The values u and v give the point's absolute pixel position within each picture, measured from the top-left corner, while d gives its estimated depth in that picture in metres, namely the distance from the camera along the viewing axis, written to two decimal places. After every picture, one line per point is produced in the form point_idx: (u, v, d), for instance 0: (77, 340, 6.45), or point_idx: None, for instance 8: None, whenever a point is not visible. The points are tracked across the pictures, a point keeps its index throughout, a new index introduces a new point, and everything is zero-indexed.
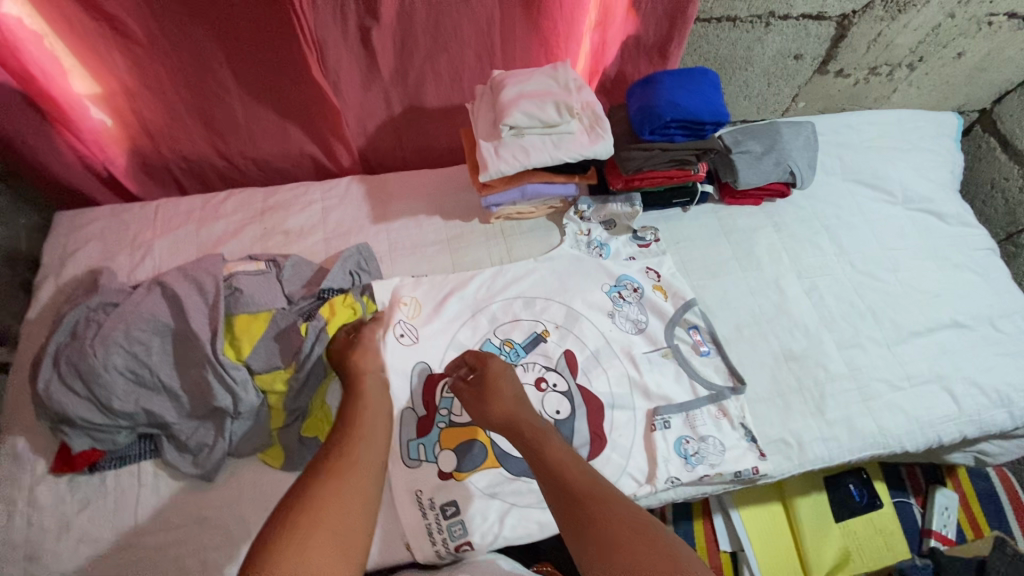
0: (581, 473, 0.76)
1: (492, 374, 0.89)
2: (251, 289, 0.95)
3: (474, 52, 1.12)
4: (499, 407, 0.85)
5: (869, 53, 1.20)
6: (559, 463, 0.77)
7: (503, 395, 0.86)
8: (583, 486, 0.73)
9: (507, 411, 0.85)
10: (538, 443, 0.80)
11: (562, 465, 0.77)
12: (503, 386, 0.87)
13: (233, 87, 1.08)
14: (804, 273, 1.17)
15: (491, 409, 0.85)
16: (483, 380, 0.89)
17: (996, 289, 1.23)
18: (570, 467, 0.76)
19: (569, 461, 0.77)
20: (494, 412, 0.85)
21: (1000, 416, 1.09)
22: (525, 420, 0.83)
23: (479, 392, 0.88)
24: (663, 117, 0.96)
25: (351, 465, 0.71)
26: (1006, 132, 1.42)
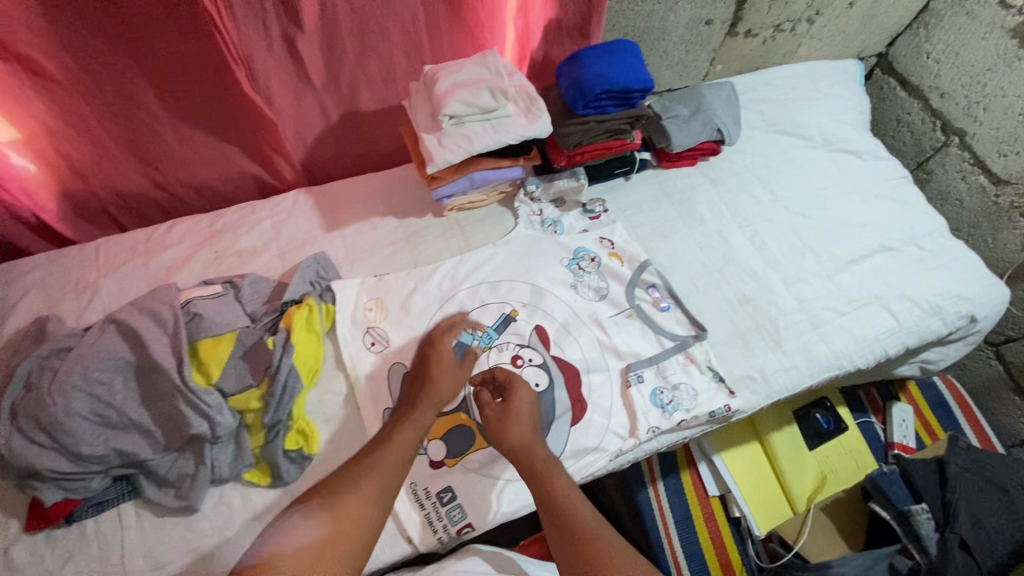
0: (585, 511, 0.76)
1: (514, 395, 0.90)
2: (212, 312, 0.94)
3: (403, 51, 1.15)
4: (517, 430, 0.86)
5: (771, 12, 1.29)
6: (568, 501, 0.77)
7: (522, 421, 0.88)
8: (587, 522, 0.74)
9: (522, 438, 0.86)
10: (547, 478, 0.80)
11: (571, 500, 0.77)
12: (522, 411, 0.89)
13: (162, 113, 1.06)
14: (744, 222, 1.26)
15: (510, 432, 0.86)
16: (507, 400, 0.90)
17: (914, 212, 1.34)
18: (576, 500, 0.77)
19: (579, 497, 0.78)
20: (513, 434, 0.86)
21: (935, 324, 1.20)
22: (540, 452, 0.84)
23: (502, 412, 0.88)
24: (593, 91, 1.00)
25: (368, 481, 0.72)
26: (903, 71, 1.55)
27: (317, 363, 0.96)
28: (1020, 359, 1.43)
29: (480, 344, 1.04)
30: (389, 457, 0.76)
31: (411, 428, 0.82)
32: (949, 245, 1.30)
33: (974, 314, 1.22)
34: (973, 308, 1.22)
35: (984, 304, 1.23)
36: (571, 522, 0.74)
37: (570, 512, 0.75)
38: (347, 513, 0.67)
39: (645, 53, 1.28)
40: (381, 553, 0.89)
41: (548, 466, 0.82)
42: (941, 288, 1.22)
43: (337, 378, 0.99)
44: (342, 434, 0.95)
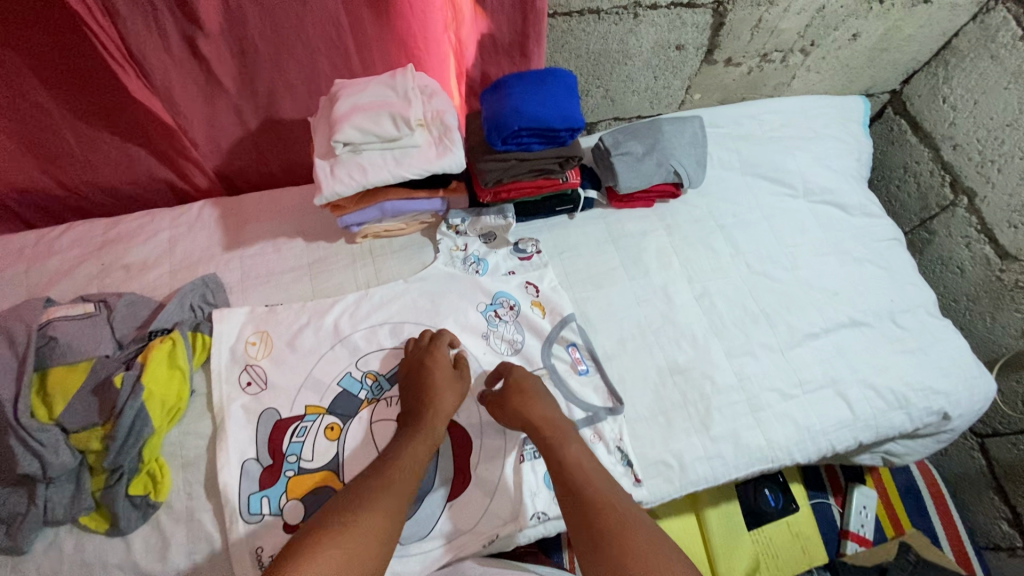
0: (602, 484, 0.78)
1: (521, 376, 0.91)
2: (70, 337, 0.87)
3: (327, 59, 1.02)
4: (530, 407, 0.86)
5: (755, 40, 1.13)
6: (585, 475, 0.78)
7: (531, 398, 0.88)
8: (605, 497, 0.75)
9: (542, 414, 0.86)
10: (559, 452, 0.81)
11: (586, 469, 0.80)
12: (529, 387, 0.89)
13: (57, 110, 0.97)
14: (694, 278, 1.12)
15: (528, 411, 0.86)
16: (511, 383, 0.90)
17: (899, 282, 1.18)
18: (593, 471, 0.79)
19: (591, 465, 0.81)
20: (528, 411, 0.86)
21: (897, 418, 1.05)
22: (554, 427, 0.85)
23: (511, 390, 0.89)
24: (509, 126, 0.88)
25: (386, 494, 0.74)
26: (916, 113, 1.36)
27: (178, 404, 0.88)
28: (1004, 457, 1.27)
29: (367, 395, 0.94)
30: (402, 471, 0.78)
31: (423, 441, 0.83)
32: (933, 324, 1.14)
33: (947, 410, 1.07)
34: (946, 403, 1.07)
35: (960, 400, 1.08)
36: (586, 489, 0.76)
37: (586, 486, 0.77)
38: (361, 527, 0.68)
39: (605, 77, 1.14)
40: None
41: (566, 436, 0.84)
42: (912, 377, 1.07)
43: (204, 418, 0.91)
44: (196, 482, 0.87)
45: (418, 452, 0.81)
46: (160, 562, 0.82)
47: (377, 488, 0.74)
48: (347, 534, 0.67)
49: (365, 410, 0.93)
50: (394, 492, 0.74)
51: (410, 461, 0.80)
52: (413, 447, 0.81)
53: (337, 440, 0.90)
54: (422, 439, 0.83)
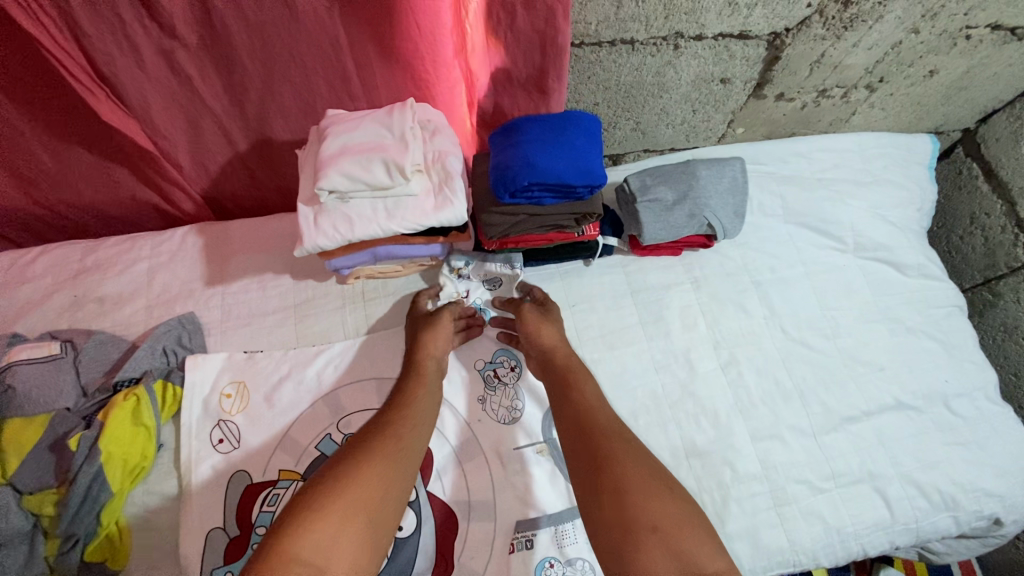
0: (607, 415, 0.76)
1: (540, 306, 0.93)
2: (29, 385, 0.80)
3: (325, 81, 0.90)
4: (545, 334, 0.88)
5: (814, 75, 0.98)
6: (590, 415, 0.75)
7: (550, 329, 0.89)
8: (609, 430, 0.72)
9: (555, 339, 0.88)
10: (573, 384, 0.81)
11: (594, 406, 0.77)
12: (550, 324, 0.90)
13: (29, 132, 0.88)
14: (721, 343, 1.00)
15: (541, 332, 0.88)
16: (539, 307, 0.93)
17: (955, 358, 1.04)
18: (598, 406, 0.77)
19: (598, 402, 0.78)
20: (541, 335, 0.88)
21: (942, 522, 0.92)
22: (563, 355, 0.86)
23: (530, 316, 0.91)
24: (518, 181, 0.76)
25: (387, 438, 0.71)
26: (991, 158, 1.19)
27: (142, 462, 0.81)
28: None
29: None
30: (404, 416, 0.75)
31: (423, 389, 0.81)
32: (992, 412, 1.00)
33: (1000, 516, 0.94)
34: (1000, 508, 0.94)
35: (1016, 505, 0.95)
36: (591, 424, 0.74)
37: (589, 417, 0.75)
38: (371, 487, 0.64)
39: (636, 110, 1.00)
40: None
41: (579, 375, 0.82)
42: (962, 475, 0.94)
43: (171, 477, 0.84)
44: (158, 549, 0.80)
45: (418, 398, 0.79)
46: None
47: (381, 437, 0.71)
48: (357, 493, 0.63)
49: None
50: (398, 443, 0.71)
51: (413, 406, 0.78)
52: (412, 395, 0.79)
53: None
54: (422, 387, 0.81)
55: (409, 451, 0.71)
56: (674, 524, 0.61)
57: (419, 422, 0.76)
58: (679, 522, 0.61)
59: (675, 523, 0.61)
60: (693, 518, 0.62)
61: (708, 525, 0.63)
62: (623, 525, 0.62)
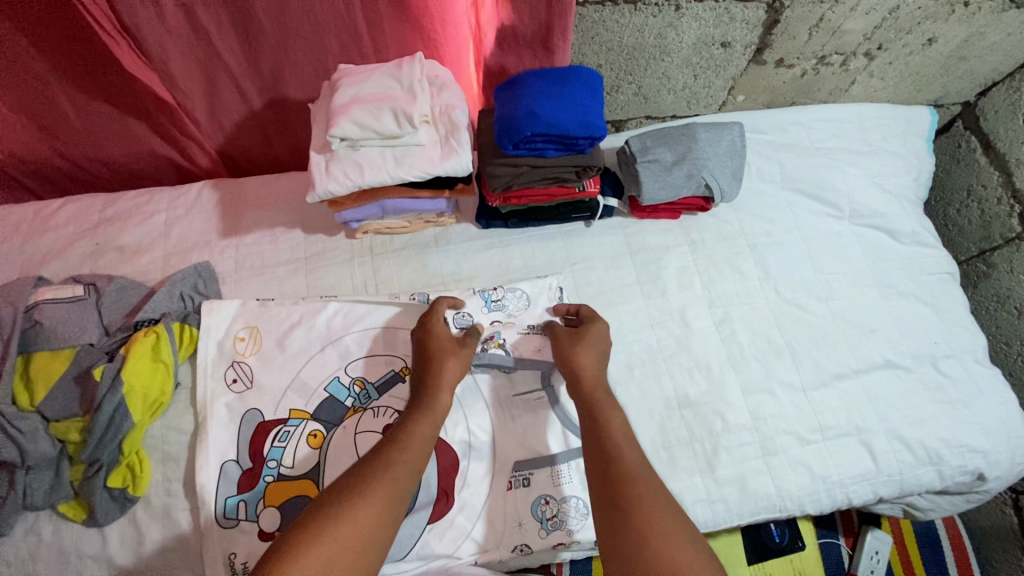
0: (632, 450, 0.71)
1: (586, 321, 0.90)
2: (56, 321, 0.84)
3: (337, 37, 0.93)
4: (580, 354, 0.84)
5: (812, 40, 1.00)
6: (619, 452, 0.71)
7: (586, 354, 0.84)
8: (635, 471, 0.68)
9: (589, 363, 0.83)
10: (596, 416, 0.76)
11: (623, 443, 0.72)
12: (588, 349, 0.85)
13: (54, 81, 0.92)
14: (716, 302, 1.03)
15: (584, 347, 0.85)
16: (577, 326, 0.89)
17: (945, 321, 1.07)
18: (625, 441, 0.72)
19: (629, 440, 0.73)
20: (575, 358, 0.83)
21: (926, 475, 0.96)
22: (593, 382, 0.80)
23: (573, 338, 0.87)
24: (521, 131, 0.80)
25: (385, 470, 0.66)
26: (988, 131, 1.21)
27: (161, 398, 0.85)
28: None
29: (353, 403, 0.90)
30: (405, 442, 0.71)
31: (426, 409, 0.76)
32: (980, 374, 1.03)
33: (983, 471, 0.97)
34: (983, 464, 0.97)
35: (999, 462, 0.97)
36: (615, 459, 0.69)
37: (613, 451, 0.71)
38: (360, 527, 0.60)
39: (638, 73, 1.03)
40: None
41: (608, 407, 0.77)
42: (948, 431, 0.97)
43: (187, 413, 0.89)
44: (175, 478, 0.85)
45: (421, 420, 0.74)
46: (135, 556, 0.81)
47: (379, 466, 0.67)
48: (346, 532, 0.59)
49: (350, 419, 0.89)
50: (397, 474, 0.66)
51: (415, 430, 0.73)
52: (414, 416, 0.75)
53: (319, 448, 0.87)
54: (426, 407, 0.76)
55: (406, 482, 0.66)
56: None
57: (418, 447, 0.71)
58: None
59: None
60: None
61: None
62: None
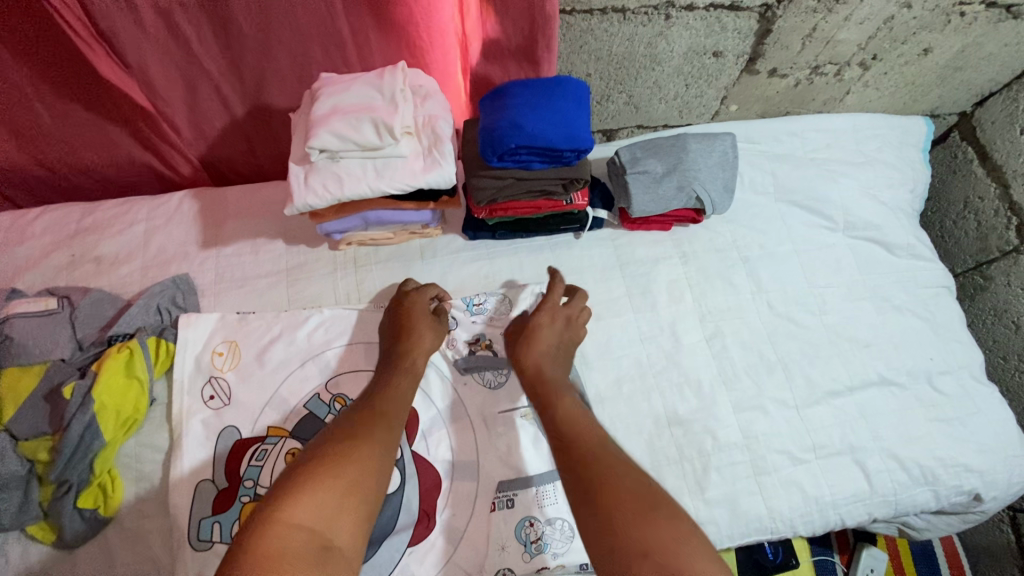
0: (594, 433, 0.73)
1: (541, 317, 0.88)
2: (27, 336, 0.82)
3: (320, 46, 0.91)
4: (535, 350, 0.85)
5: (805, 51, 0.98)
6: (575, 431, 0.73)
7: (538, 345, 0.85)
8: (596, 450, 0.70)
9: (543, 359, 0.84)
10: (552, 404, 0.78)
11: (576, 423, 0.75)
12: (542, 336, 0.86)
13: (31, 89, 0.90)
14: (708, 316, 1.01)
15: (531, 349, 0.85)
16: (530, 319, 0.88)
17: (941, 337, 1.05)
18: (587, 424, 0.75)
19: (582, 418, 0.76)
20: (528, 355, 0.85)
21: (921, 495, 0.93)
22: (549, 374, 0.82)
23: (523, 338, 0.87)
24: (505, 143, 0.77)
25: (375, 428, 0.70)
26: (986, 142, 1.19)
27: (135, 415, 0.83)
28: None
29: None
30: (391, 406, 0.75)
31: (410, 380, 0.80)
32: (976, 391, 1.01)
33: (980, 491, 0.95)
34: (980, 484, 0.95)
35: (996, 482, 0.95)
36: (575, 445, 0.71)
37: (573, 437, 0.72)
38: (355, 462, 0.65)
39: (628, 83, 1.01)
40: None
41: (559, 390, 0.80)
42: (943, 451, 0.95)
43: (163, 430, 0.86)
44: (148, 498, 0.82)
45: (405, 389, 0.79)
46: None
47: (364, 413, 0.72)
48: (343, 467, 0.64)
49: None
50: (385, 419, 0.72)
51: (399, 397, 0.77)
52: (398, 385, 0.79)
53: None
54: (409, 378, 0.81)
55: (391, 423, 0.72)
56: (663, 538, 0.59)
57: (403, 410, 0.76)
58: (675, 543, 0.58)
59: (668, 549, 0.58)
60: (689, 526, 0.60)
61: (705, 539, 0.60)
62: (614, 554, 0.59)
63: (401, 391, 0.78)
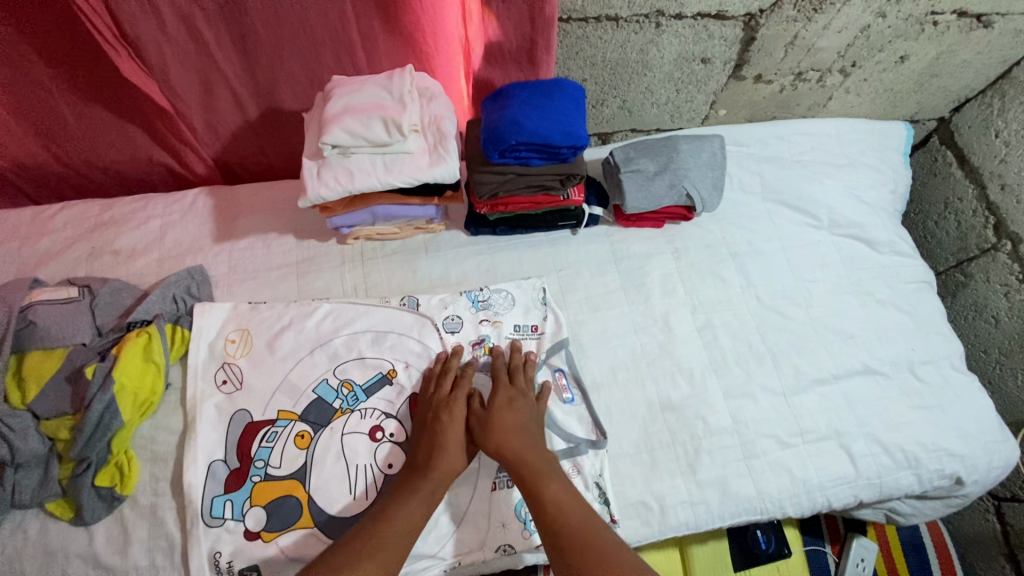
0: (583, 518, 0.76)
1: (498, 404, 0.86)
2: (50, 321, 0.86)
3: (331, 52, 0.97)
4: (498, 438, 0.82)
5: (788, 57, 1.04)
6: (567, 512, 0.76)
7: (509, 426, 0.84)
8: (591, 532, 0.74)
9: (517, 444, 0.82)
10: (537, 488, 0.78)
11: (568, 506, 0.77)
12: (508, 418, 0.85)
13: (55, 88, 0.96)
14: (699, 308, 1.06)
15: (493, 438, 0.82)
16: (490, 407, 0.86)
17: (923, 330, 1.09)
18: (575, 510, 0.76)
19: (574, 501, 0.78)
20: (493, 443, 0.82)
21: (904, 479, 0.97)
22: (529, 459, 0.80)
23: (487, 419, 0.85)
24: (507, 141, 0.83)
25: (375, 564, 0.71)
26: (963, 145, 1.25)
27: (151, 397, 0.87)
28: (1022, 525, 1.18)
29: (341, 404, 0.91)
30: (397, 534, 0.74)
31: (420, 496, 0.78)
32: (956, 379, 1.05)
33: (961, 475, 0.99)
34: (961, 468, 0.99)
35: (977, 466, 0.99)
36: (563, 532, 0.74)
37: (561, 523, 0.75)
38: None
39: (622, 88, 1.07)
40: None
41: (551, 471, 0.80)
42: (926, 436, 0.99)
43: (176, 413, 0.90)
44: (163, 478, 0.86)
45: (414, 510, 0.77)
46: (120, 555, 0.81)
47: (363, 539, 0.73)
48: None
49: (338, 420, 0.90)
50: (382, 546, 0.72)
51: (406, 520, 0.76)
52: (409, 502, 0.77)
53: (306, 448, 0.88)
54: (418, 492, 0.79)
55: (389, 551, 0.72)
56: None
57: (404, 531, 0.75)
58: None
59: None
60: None
61: None
62: None
63: (406, 513, 0.76)
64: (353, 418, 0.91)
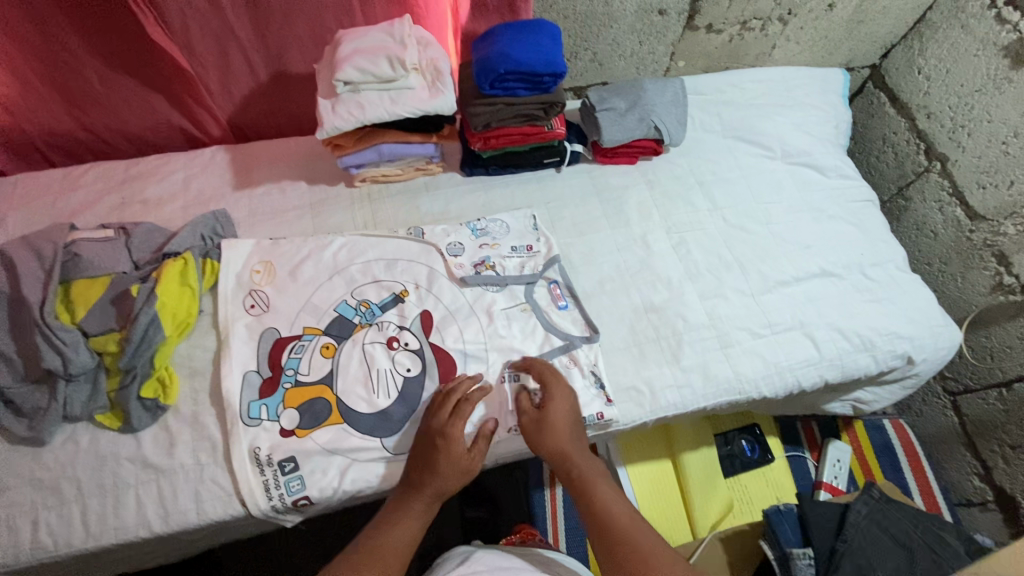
0: (623, 515, 0.86)
1: (551, 409, 0.92)
2: (92, 254, 0.96)
3: (334, 15, 1.09)
4: (554, 444, 0.90)
5: (733, 7, 1.21)
6: (609, 510, 0.87)
7: (560, 431, 0.91)
8: (625, 524, 0.85)
9: (569, 445, 0.91)
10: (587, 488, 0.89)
11: (608, 505, 0.87)
12: (560, 424, 0.91)
13: (84, 55, 1.06)
14: (673, 228, 1.19)
15: (548, 445, 0.90)
16: (542, 411, 0.92)
17: (870, 238, 1.24)
18: (617, 510, 0.87)
19: (613, 501, 0.88)
20: (549, 448, 0.90)
21: (863, 360, 1.10)
22: (577, 462, 0.90)
23: (540, 427, 0.91)
24: (496, 70, 0.98)
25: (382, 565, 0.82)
26: (893, 86, 1.42)
27: (188, 318, 0.97)
28: (975, 413, 1.32)
29: (361, 320, 1.01)
30: (397, 549, 0.84)
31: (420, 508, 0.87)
32: (902, 277, 1.20)
33: (911, 355, 1.12)
34: (910, 348, 1.12)
35: (924, 345, 1.13)
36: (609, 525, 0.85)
37: (605, 519, 0.86)
38: None
39: (591, 40, 1.22)
40: (210, 509, 0.87)
41: (593, 473, 0.90)
42: (877, 323, 1.12)
43: (210, 334, 0.99)
44: (201, 389, 0.95)
45: (418, 519, 0.87)
46: (167, 456, 0.89)
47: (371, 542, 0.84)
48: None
49: (358, 333, 1.00)
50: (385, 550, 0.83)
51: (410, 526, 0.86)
52: (405, 522, 0.86)
53: (332, 357, 0.98)
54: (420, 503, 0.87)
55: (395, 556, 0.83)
56: None
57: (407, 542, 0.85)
58: None
59: None
60: None
61: None
62: None
63: (408, 526, 0.86)
64: (371, 334, 1.00)
